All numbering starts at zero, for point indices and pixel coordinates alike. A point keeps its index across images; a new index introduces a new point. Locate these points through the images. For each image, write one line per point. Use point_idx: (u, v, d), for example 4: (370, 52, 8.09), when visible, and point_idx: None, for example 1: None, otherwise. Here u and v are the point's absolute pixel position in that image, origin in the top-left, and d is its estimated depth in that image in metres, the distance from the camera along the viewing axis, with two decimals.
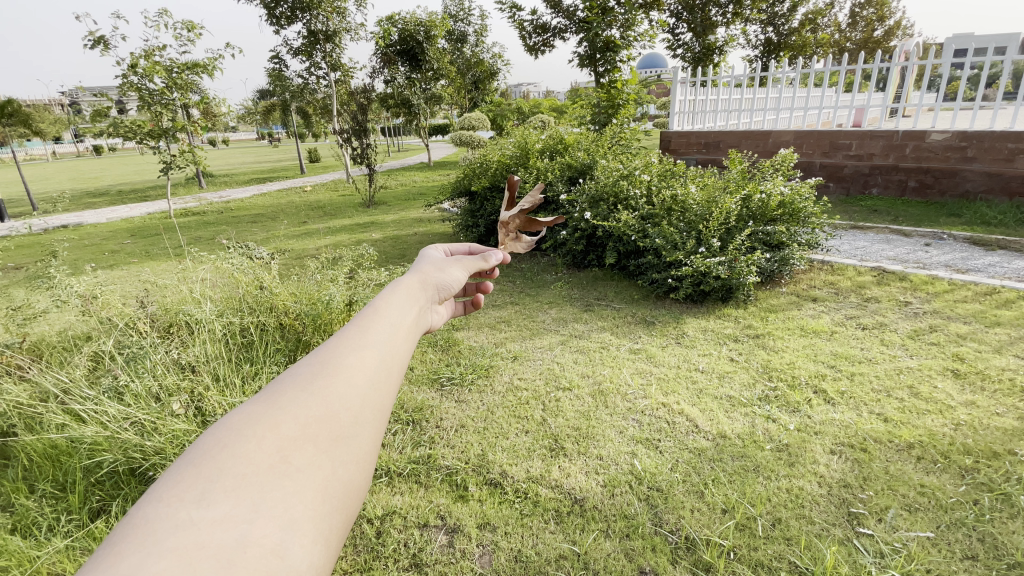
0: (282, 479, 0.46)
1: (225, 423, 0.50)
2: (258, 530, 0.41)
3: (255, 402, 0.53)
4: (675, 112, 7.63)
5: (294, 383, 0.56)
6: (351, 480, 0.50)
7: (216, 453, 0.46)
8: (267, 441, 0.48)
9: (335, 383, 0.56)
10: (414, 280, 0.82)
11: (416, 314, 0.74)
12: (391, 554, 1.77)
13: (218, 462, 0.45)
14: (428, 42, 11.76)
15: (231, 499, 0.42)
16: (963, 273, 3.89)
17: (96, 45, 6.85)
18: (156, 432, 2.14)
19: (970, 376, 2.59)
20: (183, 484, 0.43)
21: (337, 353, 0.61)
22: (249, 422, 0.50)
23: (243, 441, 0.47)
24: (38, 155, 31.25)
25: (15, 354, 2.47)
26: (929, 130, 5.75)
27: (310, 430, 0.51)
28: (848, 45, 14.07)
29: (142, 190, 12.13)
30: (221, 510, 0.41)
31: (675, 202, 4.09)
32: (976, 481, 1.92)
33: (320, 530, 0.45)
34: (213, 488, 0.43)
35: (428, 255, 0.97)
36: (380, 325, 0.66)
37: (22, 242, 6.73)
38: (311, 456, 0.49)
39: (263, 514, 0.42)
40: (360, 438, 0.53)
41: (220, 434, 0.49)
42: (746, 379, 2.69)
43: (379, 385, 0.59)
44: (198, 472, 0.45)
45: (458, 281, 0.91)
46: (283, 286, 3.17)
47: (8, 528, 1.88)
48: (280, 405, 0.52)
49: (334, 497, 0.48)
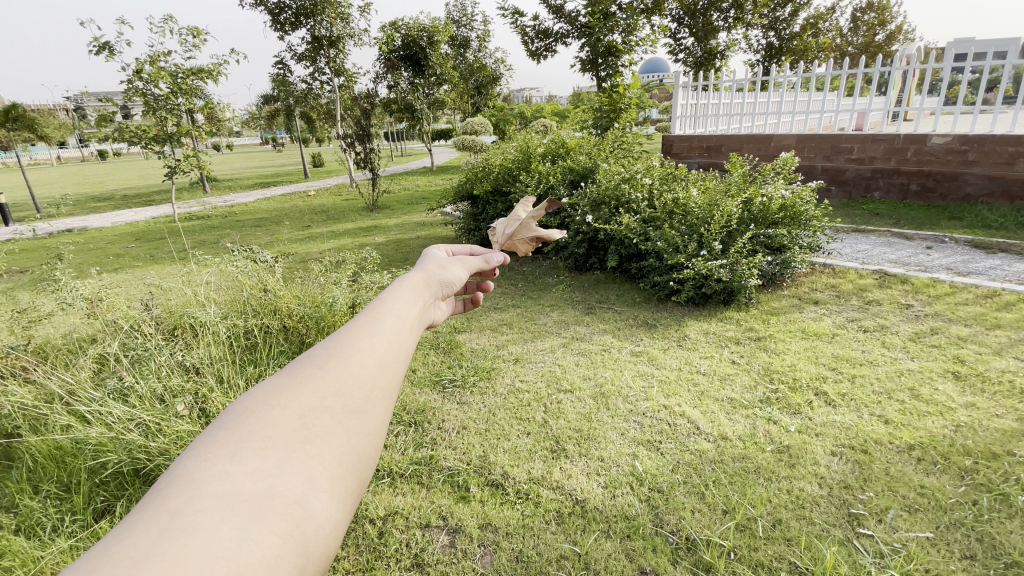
0: (304, 443, 0.48)
1: (250, 394, 0.53)
2: (284, 484, 0.43)
3: (278, 377, 0.56)
4: (677, 116, 7.67)
5: (311, 362, 0.58)
6: (366, 448, 0.52)
7: (244, 419, 0.49)
8: (289, 408, 0.50)
9: (349, 363, 0.58)
10: (420, 277, 0.84)
11: (421, 308, 0.76)
12: (393, 553, 1.78)
13: (244, 427, 0.48)
14: (431, 47, 11.73)
15: (260, 456, 0.45)
16: (964, 276, 3.90)
17: (102, 51, 6.92)
18: (161, 434, 2.16)
19: (970, 378, 2.59)
20: (217, 443, 0.46)
21: (351, 337, 0.62)
22: (273, 392, 0.52)
23: (267, 408, 0.50)
24: (44, 160, 31.55)
25: (22, 356, 2.49)
26: (930, 134, 5.77)
27: (327, 401, 0.53)
28: (849, 49, 14.11)
29: (146, 194, 12.20)
30: (251, 465, 0.44)
31: (676, 206, 4.10)
32: (975, 482, 1.93)
33: (340, 489, 0.47)
34: (243, 447, 0.46)
35: (431, 255, 0.98)
36: (388, 314, 0.68)
37: (27, 245, 6.77)
38: (329, 423, 0.50)
39: (288, 471, 0.44)
40: (374, 412, 0.55)
41: (246, 402, 0.51)
42: (747, 382, 2.70)
43: (390, 366, 0.60)
44: (229, 433, 0.47)
45: (459, 280, 0.93)
46: (287, 289, 3.20)
47: (13, 528, 1.90)
48: (300, 379, 0.54)
49: (350, 461, 0.49)
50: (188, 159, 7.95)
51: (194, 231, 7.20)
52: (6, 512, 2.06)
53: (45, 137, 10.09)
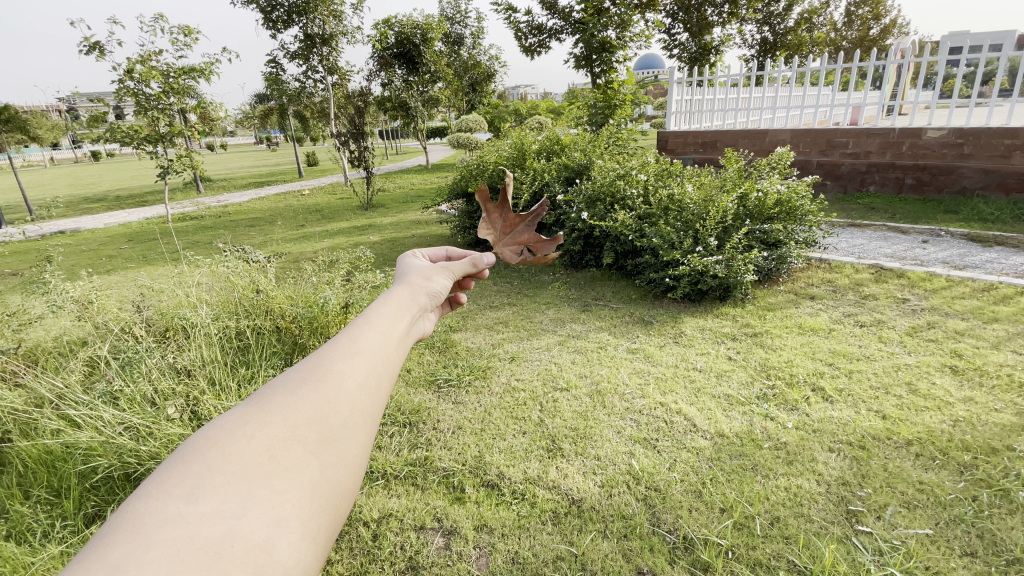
0: (271, 478, 0.46)
1: (214, 424, 0.50)
2: (246, 525, 0.41)
3: (247, 404, 0.53)
4: (671, 112, 7.60)
5: (283, 388, 0.55)
6: (338, 481, 0.50)
7: (208, 452, 0.46)
8: (256, 439, 0.48)
9: (324, 386, 0.56)
10: (405, 290, 0.81)
11: (407, 324, 0.73)
12: (387, 557, 1.76)
13: (207, 461, 0.45)
14: (425, 45, 11.76)
15: (220, 495, 0.43)
16: (961, 269, 3.89)
17: (91, 50, 6.82)
18: (152, 437, 2.13)
19: (968, 372, 2.58)
20: (173, 480, 0.43)
21: (328, 359, 0.60)
22: (239, 421, 0.50)
23: (232, 441, 0.47)
24: (36, 162, 31.41)
25: (10, 360, 2.45)
26: (925, 127, 5.75)
27: (298, 431, 0.50)
28: (844, 43, 14.16)
29: (139, 195, 12.10)
30: (211, 504, 0.41)
31: (672, 202, 4.07)
32: (974, 478, 1.92)
33: (308, 528, 0.45)
34: (204, 484, 0.43)
35: (414, 264, 0.95)
36: (371, 332, 0.65)
37: (19, 248, 6.71)
38: (300, 456, 0.48)
39: (252, 510, 0.42)
40: (348, 442, 0.53)
41: (211, 432, 0.49)
42: (744, 378, 2.69)
43: (369, 391, 0.58)
44: (188, 468, 0.45)
45: (445, 290, 0.90)
46: (279, 290, 3.16)
47: (1, 535, 1.86)
48: (270, 407, 0.52)
49: (322, 496, 0.48)
50: (181, 160, 7.87)
51: (187, 232, 7.14)
52: None
53: (35, 139, 9.99)
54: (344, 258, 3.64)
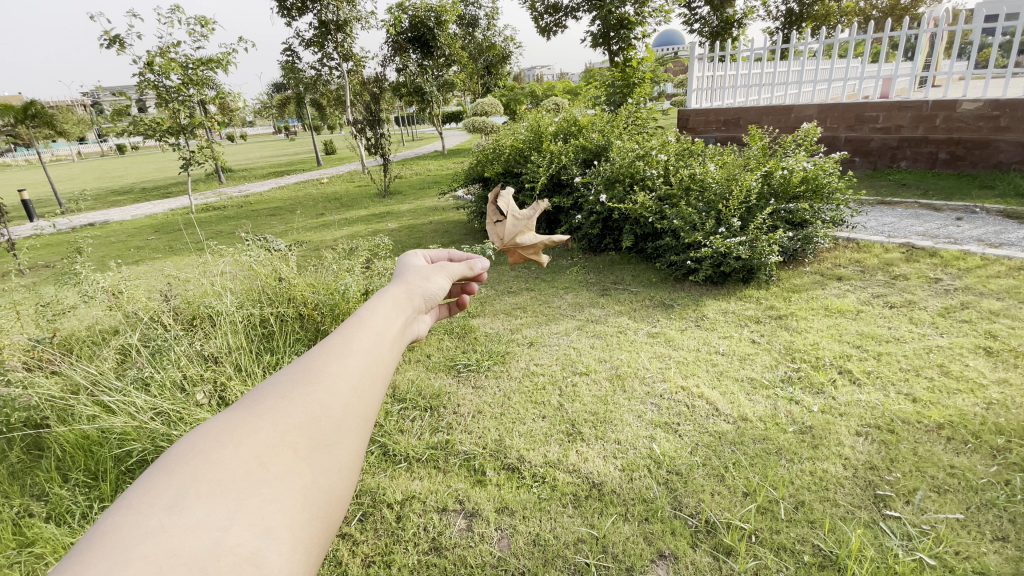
0: (261, 486, 0.45)
1: (200, 430, 0.49)
2: (233, 538, 0.40)
3: (234, 409, 0.52)
4: (692, 89, 7.44)
5: (272, 392, 0.55)
6: (332, 488, 0.50)
7: (192, 460, 0.45)
8: (244, 447, 0.47)
9: (317, 390, 0.55)
10: (402, 289, 0.80)
11: (402, 325, 0.72)
12: (411, 538, 1.79)
13: (191, 471, 0.44)
14: (439, 27, 11.63)
15: (205, 506, 0.41)
16: (997, 247, 3.74)
17: (112, 44, 6.95)
18: (182, 422, 2.20)
19: (1003, 354, 2.49)
20: (154, 491, 0.42)
21: (319, 361, 0.60)
22: (226, 428, 0.49)
23: (219, 447, 0.46)
24: (65, 156, 32.27)
25: (46, 348, 2.54)
26: (961, 99, 5.50)
27: (289, 438, 0.50)
28: (873, 13, 13.65)
29: (163, 187, 12.37)
30: (195, 517, 0.40)
31: (693, 181, 3.98)
32: (1008, 461, 1.86)
33: (299, 539, 0.44)
34: (187, 494, 0.42)
35: (411, 263, 0.95)
36: (364, 333, 0.65)
37: (51, 241, 6.93)
38: (291, 463, 0.48)
39: (239, 522, 0.41)
40: (341, 447, 0.53)
41: (196, 439, 0.48)
42: (768, 361, 2.64)
43: (363, 395, 0.58)
44: (170, 478, 0.43)
45: (442, 290, 0.89)
46: (301, 277, 3.19)
47: (43, 516, 1.95)
48: (259, 412, 0.51)
49: (315, 504, 0.48)
50: (202, 151, 8.00)
51: (210, 221, 7.28)
52: (38, 500, 2.11)
53: (63, 134, 10.26)
54: (363, 245, 3.65)
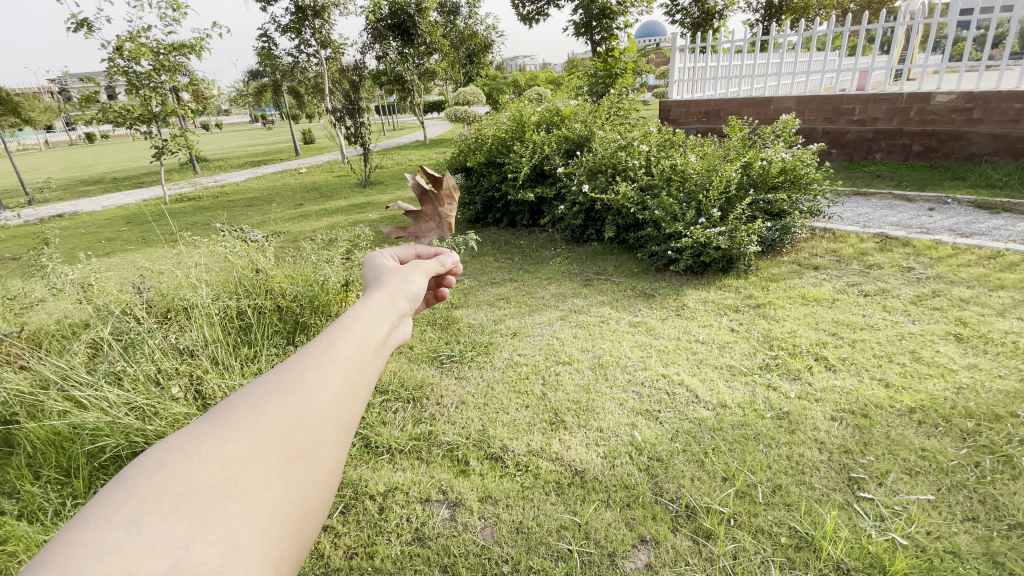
0: (228, 501, 0.42)
1: (166, 442, 0.46)
2: (196, 555, 0.37)
3: (204, 420, 0.49)
4: (674, 80, 7.48)
5: (245, 400, 0.52)
6: (305, 502, 0.47)
7: (156, 473, 0.42)
8: (212, 459, 0.44)
9: (293, 400, 0.52)
10: (382, 293, 0.76)
11: (387, 330, 0.69)
12: (394, 529, 1.78)
13: (153, 485, 0.41)
14: (420, 15, 11.23)
15: (166, 521, 0.39)
16: (967, 237, 3.85)
17: (80, 28, 6.67)
18: (157, 417, 2.14)
19: (973, 340, 2.57)
20: (114, 504, 0.39)
21: (297, 370, 0.56)
22: (193, 439, 0.46)
23: (187, 460, 0.43)
24: (30, 146, 31.20)
25: (12, 343, 2.44)
26: (934, 92, 5.63)
27: (261, 448, 0.47)
28: (850, 6, 13.89)
29: (135, 177, 12.00)
30: (155, 534, 0.37)
31: (674, 172, 4.01)
32: (977, 444, 1.92)
33: (268, 556, 0.42)
34: (148, 510, 0.39)
35: (386, 263, 0.91)
36: (345, 339, 0.62)
37: (16, 233, 6.67)
38: (261, 476, 0.45)
39: (202, 539, 0.38)
40: (317, 459, 0.50)
41: (162, 450, 0.45)
42: (746, 349, 2.68)
43: (343, 403, 0.55)
44: (131, 492, 0.40)
45: (423, 291, 0.86)
46: (279, 268, 3.12)
47: (13, 514, 1.91)
48: (231, 423, 0.48)
49: (285, 520, 0.45)
50: (175, 140, 7.76)
51: (185, 213, 7.08)
52: (8, 497, 2.06)
53: (29, 121, 9.86)
54: (343, 235, 3.59)
